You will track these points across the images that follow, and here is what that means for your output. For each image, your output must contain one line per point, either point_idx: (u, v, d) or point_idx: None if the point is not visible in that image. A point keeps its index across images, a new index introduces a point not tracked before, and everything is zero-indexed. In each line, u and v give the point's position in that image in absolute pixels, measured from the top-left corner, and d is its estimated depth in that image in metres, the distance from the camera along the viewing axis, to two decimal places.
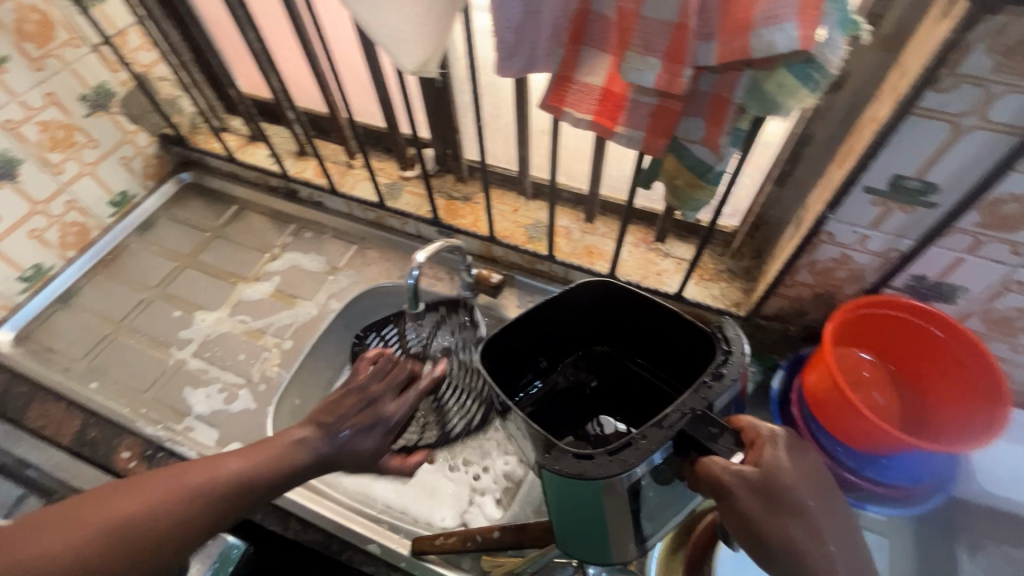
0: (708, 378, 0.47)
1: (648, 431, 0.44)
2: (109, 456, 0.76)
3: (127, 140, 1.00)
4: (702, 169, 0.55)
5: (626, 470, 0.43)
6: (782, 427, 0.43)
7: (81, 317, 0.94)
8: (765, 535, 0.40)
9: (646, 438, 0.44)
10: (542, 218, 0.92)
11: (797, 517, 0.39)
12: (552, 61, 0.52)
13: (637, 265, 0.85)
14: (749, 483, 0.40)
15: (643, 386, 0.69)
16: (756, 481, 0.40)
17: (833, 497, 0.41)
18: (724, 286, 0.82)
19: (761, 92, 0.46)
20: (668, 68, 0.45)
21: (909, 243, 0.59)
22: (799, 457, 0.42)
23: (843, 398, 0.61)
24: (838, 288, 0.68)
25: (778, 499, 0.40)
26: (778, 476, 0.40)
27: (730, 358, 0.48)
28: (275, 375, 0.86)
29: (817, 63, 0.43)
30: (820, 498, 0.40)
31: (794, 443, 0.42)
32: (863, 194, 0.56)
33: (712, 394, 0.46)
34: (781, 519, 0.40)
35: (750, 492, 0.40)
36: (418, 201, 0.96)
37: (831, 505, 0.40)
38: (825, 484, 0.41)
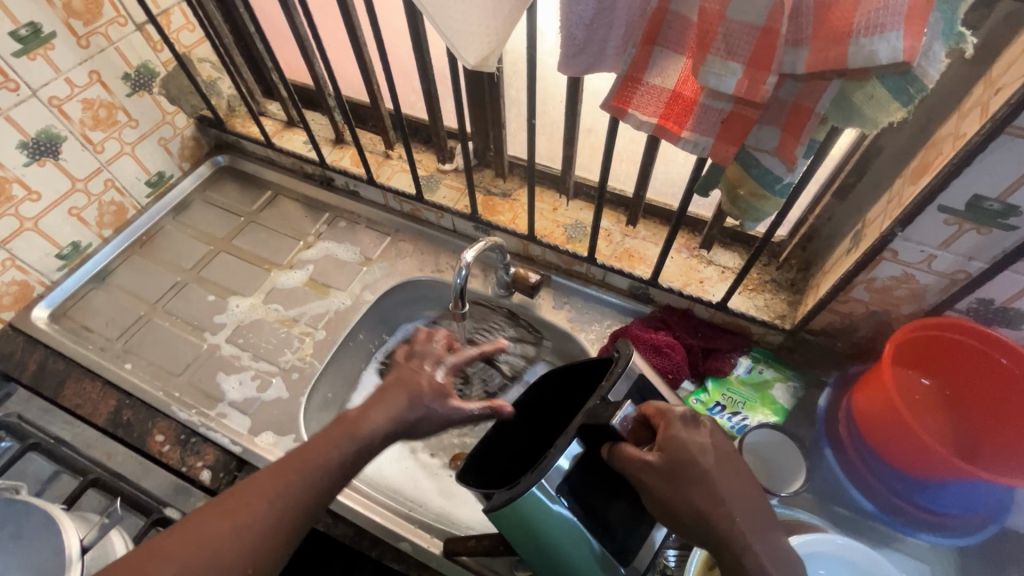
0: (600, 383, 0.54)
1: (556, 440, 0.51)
2: (143, 439, 0.77)
3: (165, 120, 1.00)
4: (770, 180, 0.53)
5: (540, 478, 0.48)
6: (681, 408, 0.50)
7: (116, 297, 0.94)
8: (676, 507, 0.46)
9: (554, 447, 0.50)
10: (582, 218, 0.90)
11: (699, 487, 0.46)
12: (622, 62, 0.51)
13: (679, 272, 0.84)
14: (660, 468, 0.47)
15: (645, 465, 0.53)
16: (664, 464, 0.47)
17: (731, 470, 0.48)
18: (769, 298, 0.80)
19: (847, 104, 0.44)
20: (751, 74, 0.43)
21: (978, 266, 0.56)
22: (696, 433, 0.49)
23: (897, 421, 0.59)
24: (895, 307, 0.65)
25: (684, 475, 0.47)
26: (680, 454, 0.47)
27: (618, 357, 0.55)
28: (307, 365, 0.85)
29: (914, 76, 0.40)
30: (718, 469, 0.47)
31: (688, 420, 0.49)
32: (936, 213, 0.54)
33: (604, 389, 0.52)
34: (686, 490, 0.46)
35: (663, 477, 0.47)
36: (456, 195, 0.95)
37: (731, 477, 0.48)
38: (722, 457, 0.48)
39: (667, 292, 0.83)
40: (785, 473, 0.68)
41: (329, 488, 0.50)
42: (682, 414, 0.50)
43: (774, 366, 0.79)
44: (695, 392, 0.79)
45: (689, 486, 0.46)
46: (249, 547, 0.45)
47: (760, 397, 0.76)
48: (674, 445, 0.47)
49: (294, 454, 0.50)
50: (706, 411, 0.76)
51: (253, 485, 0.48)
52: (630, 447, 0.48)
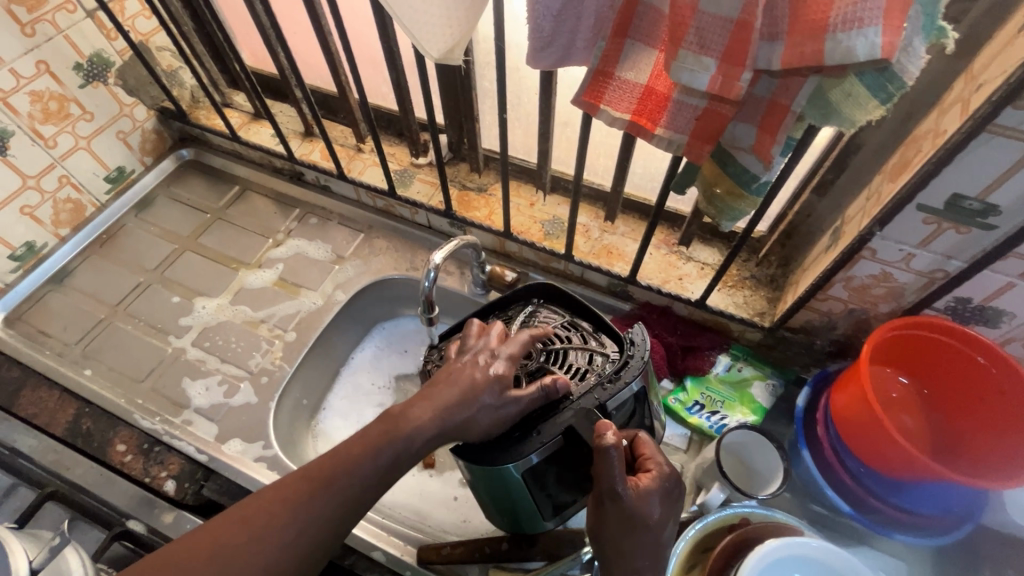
0: (605, 381, 0.54)
1: (544, 429, 0.51)
2: (104, 449, 0.74)
3: (124, 113, 0.95)
4: (746, 179, 0.51)
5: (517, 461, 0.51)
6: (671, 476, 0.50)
7: (75, 299, 0.90)
8: (606, 540, 0.47)
9: (539, 434, 0.51)
10: (560, 214, 0.88)
11: (634, 537, 0.46)
12: (593, 55, 0.48)
13: (657, 268, 0.82)
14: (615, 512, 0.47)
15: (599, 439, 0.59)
16: (626, 510, 0.46)
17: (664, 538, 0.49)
18: (748, 295, 0.79)
19: (824, 101, 0.42)
20: (725, 70, 0.41)
21: (957, 265, 0.55)
22: (663, 502, 0.49)
23: (875, 421, 0.59)
24: (873, 306, 0.64)
25: (627, 521, 0.46)
26: (644, 509, 0.46)
27: (630, 359, 0.56)
28: (277, 368, 0.82)
29: (892, 72, 0.38)
30: (656, 534, 0.47)
31: (668, 494, 0.49)
32: (915, 212, 0.53)
33: (605, 395, 0.53)
34: (620, 535, 0.46)
35: (619, 519, 0.46)
36: (430, 190, 0.92)
37: (660, 540, 0.48)
38: (666, 527, 0.49)
39: (646, 289, 0.82)
40: (765, 471, 0.68)
41: (357, 502, 0.45)
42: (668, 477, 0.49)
43: (754, 363, 0.78)
44: (674, 391, 0.78)
45: (634, 538, 0.47)
46: (264, 570, 0.41)
47: (738, 395, 0.76)
48: (648, 499, 0.47)
49: (326, 458, 0.45)
50: (684, 410, 0.76)
51: (277, 495, 0.43)
52: (617, 473, 0.45)
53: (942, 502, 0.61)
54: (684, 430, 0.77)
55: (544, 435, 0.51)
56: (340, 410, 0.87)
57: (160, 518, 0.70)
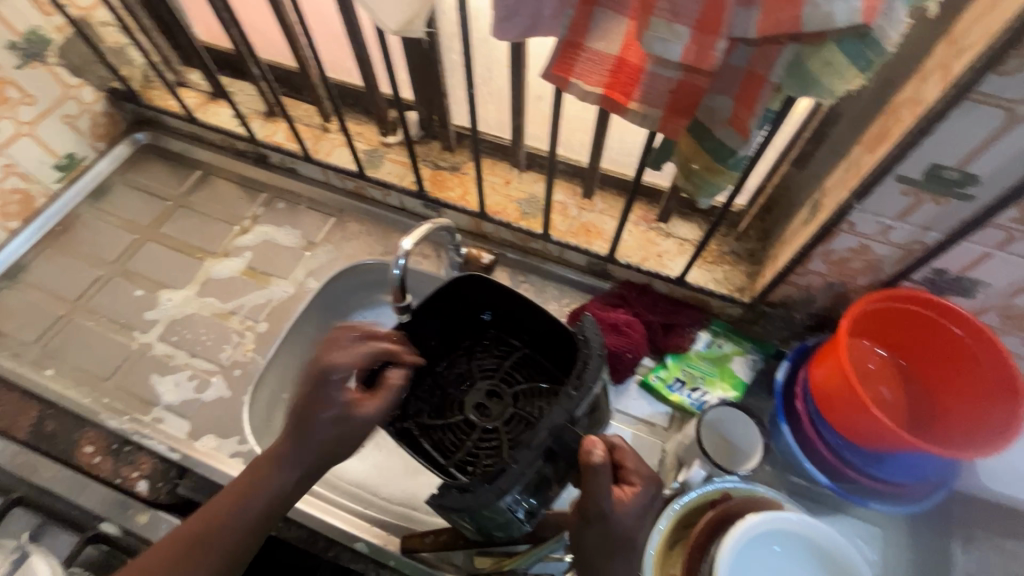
0: (570, 390, 0.52)
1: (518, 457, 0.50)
2: (71, 451, 0.71)
3: (68, 95, 0.89)
4: (723, 153, 0.49)
5: (501, 496, 0.49)
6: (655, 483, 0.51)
7: (30, 296, 0.86)
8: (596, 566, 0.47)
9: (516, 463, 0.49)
10: (536, 192, 0.85)
11: (623, 558, 0.47)
12: (561, 25, 0.45)
13: (636, 246, 0.81)
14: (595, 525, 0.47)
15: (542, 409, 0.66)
16: (613, 527, 0.46)
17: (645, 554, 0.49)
18: (728, 270, 0.78)
19: (803, 71, 0.40)
20: (698, 39, 0.39)
21: (935, 236, 0.55)
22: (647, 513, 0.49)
23: (853, 395, 0.58)
24: (851, 279, 0.64)
25: (620, 543, 0.47)
26: (629, 526, 0.47)
27: (589, 362, 0.54)
28: (249, 361, 0.79)
29: (873, 38, 0.36)
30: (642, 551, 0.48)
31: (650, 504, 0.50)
32: (895, 184, 0.51)
33: (571, 405, 0.51)
34: (606, 557, 0.47)
35: (601, 536, 0.46)
36: (401, 170, 0.89)
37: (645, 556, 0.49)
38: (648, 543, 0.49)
39: (626, 267, 0.81)
40: (747, 447, 0.68)
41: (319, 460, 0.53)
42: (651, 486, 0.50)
43: (734, 339, 0.78)
44: (655, 368, 0.78)
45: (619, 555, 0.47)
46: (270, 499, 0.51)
47: (719, 371, 0.76)
48: (633, 512, 0.48)
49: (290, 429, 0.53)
50: (665, 388, 0.76)
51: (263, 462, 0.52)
52: (603, 491, 0.46)
53: (899, 472, 0.63)
54: (665, 409, 0.77)
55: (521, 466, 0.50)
56: None
57: (134, 519, 0.67)
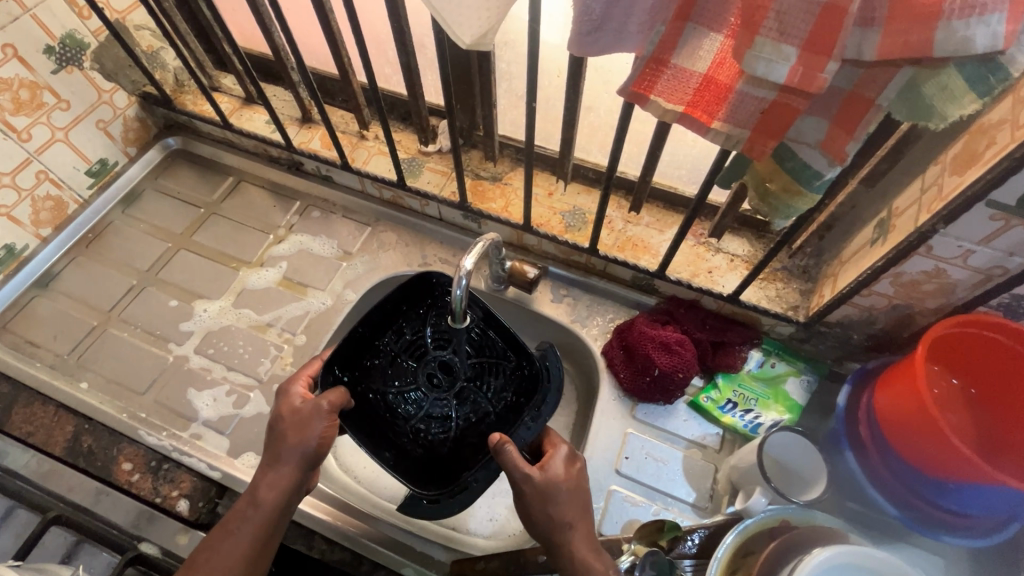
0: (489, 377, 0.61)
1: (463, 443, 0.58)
2: (109, 468, 0.70)
3: (102, 100, 0.87)
4: (807, 176, 0.47)
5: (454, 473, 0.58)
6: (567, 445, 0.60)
7: (63, 305, 0.84)
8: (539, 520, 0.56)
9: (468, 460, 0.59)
10: (580, 204, 0.83)
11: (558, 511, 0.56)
12: (648, 41, 0.43)
13: (686, 261, 0.79)
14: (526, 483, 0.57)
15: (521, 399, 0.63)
16: (541, 483, 0.56)
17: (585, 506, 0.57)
18: (781, 287, 0.76)
19: (917, 96, 0.38)
20: (807, 60, 0.37)
21: (1019, 262, 0.53)
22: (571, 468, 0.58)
23: (926, 424, 0.56)
24: (920, 301, 0.62)
25: (551, 496, 0.56)
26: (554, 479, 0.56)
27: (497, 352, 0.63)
28: (289, 375, 0.77)
29: (998, 63, 0.35)
30: (575, 506, 0.56)
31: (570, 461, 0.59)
32: (983, 209, 0.49)
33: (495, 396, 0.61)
34: (545, 509, 0.55)
35: (537, 495, 0.55)
36: (441, 180, 0.87)
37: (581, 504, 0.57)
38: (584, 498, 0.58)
39: (674, 284, 0.79)
40: (805, 474, 0.66)
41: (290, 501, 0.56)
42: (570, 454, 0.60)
43: (786, 358, 0.76)
44: (705, 389, 0.76)
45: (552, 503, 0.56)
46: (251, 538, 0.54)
47: (772, 393, 0.74)
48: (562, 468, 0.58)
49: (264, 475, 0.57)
50: (717, 409, 0.74)
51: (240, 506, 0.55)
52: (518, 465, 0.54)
53: (966, 504, 0.59)
54: (717, 430, 0.75)
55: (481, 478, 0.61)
56: None
57: (175, 539, 0.65)
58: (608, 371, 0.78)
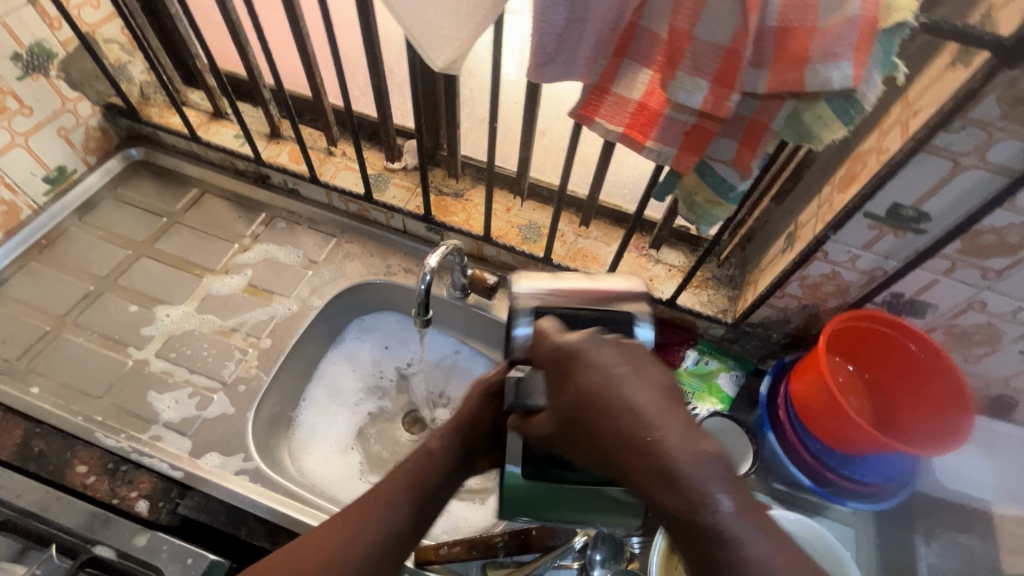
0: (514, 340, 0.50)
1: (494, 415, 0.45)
2: (60, 471, 0.69)
3: (66, 108, 0.88)
4: (724, 188, 0.57)
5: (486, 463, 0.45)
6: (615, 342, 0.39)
7: (13, 310, 0.82)
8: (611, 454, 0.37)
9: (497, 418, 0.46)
10: (536, 219, 0.91)
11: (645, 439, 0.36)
12: (593, 72, 0.52)
13: (630, 270, 0.87)
14: (564, 401, 0.39)
15: None
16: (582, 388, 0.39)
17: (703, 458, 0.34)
18: (712, 293, 0.86)
19: (798, 122, 0.48)
20: (716, 91, 0.46)
21: (894, 264, 0.64)
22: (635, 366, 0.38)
23: (831, 403, 0.66)
24: (823, 301, 0.73)
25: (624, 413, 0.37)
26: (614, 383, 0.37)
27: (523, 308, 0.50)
28: (253, 377, 0.79)
29: (855, 100, 0.44)
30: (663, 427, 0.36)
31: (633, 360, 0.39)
32: (863, 219, 0.60)
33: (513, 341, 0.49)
34: (630, 442, 0.36)
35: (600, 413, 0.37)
36: (406, 194, 0.92)
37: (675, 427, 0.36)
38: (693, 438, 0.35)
39: None
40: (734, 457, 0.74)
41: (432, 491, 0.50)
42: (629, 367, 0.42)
43: (719, 357, 0.85)
44: None
45: (627, 444, 0.37)
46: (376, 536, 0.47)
47: (707, 387, 0.82)
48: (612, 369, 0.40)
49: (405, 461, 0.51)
50: None
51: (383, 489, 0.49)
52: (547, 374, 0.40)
53: (871, 474, 0.70)
54: None
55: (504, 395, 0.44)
56: (320, 409, 0.87)
57: (132, 540, 0.65)
58: None
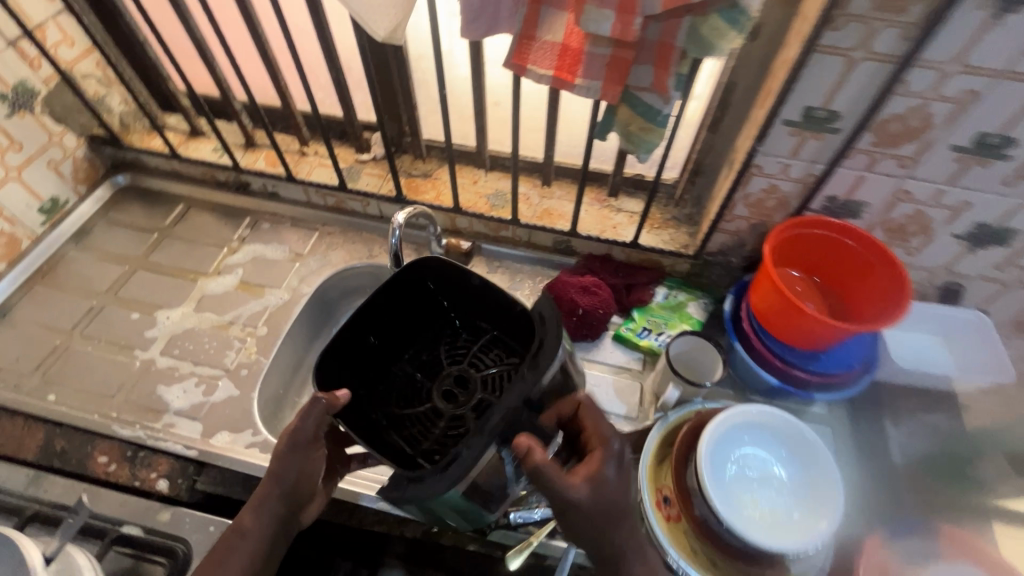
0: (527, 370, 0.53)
1: (471, 442, 0.51)
2: (83, 463, 0.73)
3: (53, 142, 0.94)
4: (652, 113, 0.62)
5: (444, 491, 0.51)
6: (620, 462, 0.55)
7: (23, 330, 0.87)
8: (581, 529, 0.52)
9: (469, 449, 0.51)
10: (502, 187, 0.97)
11: (617, 528, 0.52)
12: (516, 21, 0.58)
13: (594, 221, 0.93)
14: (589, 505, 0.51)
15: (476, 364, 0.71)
16: (585, 505, 0.50)
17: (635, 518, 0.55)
18: (672, 232, 0.91)
19: (699, 37, 0.54)
20: (622, 18, 0.52)
21: (821, 168, 0.70)
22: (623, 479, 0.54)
23: (785, 301, 0.70)
24: (769, 217, 0.78)
25: (603, 515, 0.51)
26: (606, 495, 0.52)
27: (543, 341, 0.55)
28: (254, 361, 0.84)
29: (741, 7, 0.51)
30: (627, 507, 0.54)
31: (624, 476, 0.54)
32: (783, 127, 0.66)
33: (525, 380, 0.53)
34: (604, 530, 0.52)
35: (589, 517, 0.51)
36: (378, 181, 0.99)
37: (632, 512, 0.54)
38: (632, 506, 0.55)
39: (587, 240, 0.93)
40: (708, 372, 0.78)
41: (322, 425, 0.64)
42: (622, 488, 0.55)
43: (685, 289, 0.91)
44: (624, 322, 0.89)
45: (614, 529, 0.52)
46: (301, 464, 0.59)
47: (678, 316, 0.88)
48: (604, 487, 0.52)
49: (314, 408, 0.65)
50: (635, 335, 0.86)
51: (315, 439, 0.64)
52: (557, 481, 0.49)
53: (834, 364, 0.75)
54: (638, 354, 0.87)
55: (472, 445, 0.51)
56: None
57: (157, 516, 0.69)
58: None
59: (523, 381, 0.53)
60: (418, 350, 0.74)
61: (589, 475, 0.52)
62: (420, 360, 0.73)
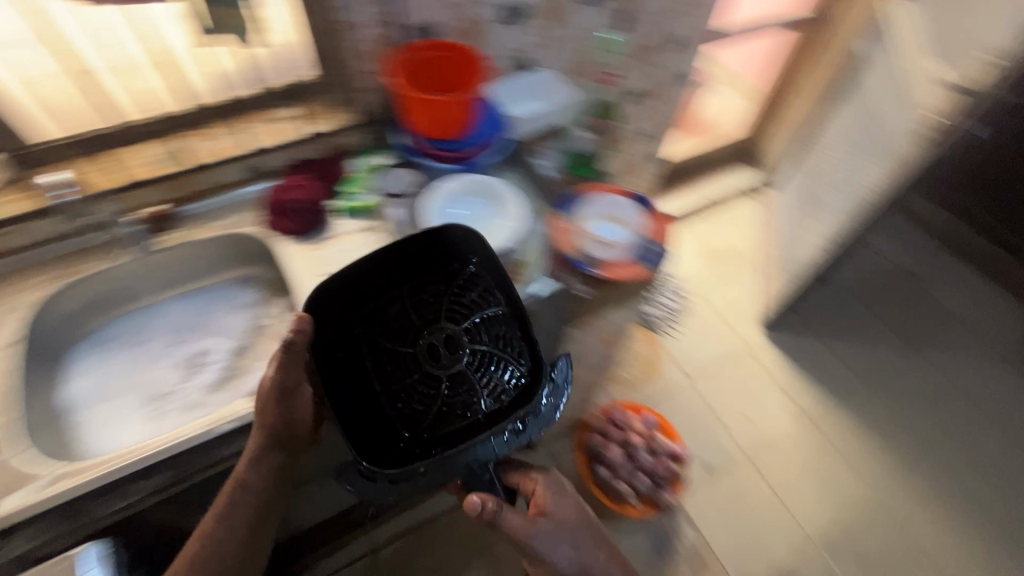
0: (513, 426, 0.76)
1: (428, 470, 0.74)
2: None
3: None
4: None
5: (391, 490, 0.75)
6: (547, 490, 0.91)
7: None
8: (544, 547, 0.85)
9: (424, 473, 0.74)
10: (164, 148, 0.98)
11: (568, 538, 0.88)
12: None
13: (267, 135, 1.02)
14: (550, 530, 0.86)
15: (458, 345, 0.82)
16: (544, 529, 0.85)
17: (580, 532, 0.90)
18: (337, 113, 1.06)
19: None
20: None
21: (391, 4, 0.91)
22: (554, 498, 0.91)
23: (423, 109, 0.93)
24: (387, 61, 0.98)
25: (554, 534, 0.86)
26: (550, 517, 0.87)
27: (526, 421, 0.77)
28: None
29: None
30: (572, 526, 0.89)
31: (554, 498, 0.91)
32: None
33: (500, 433, 0.76)
34: (560, 541, 0.87)
35: (546, 534, 0.85)
36: (19, 202, 0.89)
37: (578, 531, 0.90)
38: (573, 522, 0.91)
39: (269, 152, 1.01)
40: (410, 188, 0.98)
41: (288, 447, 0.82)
42: (559, 546, 0.85)
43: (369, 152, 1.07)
44: (340, 198, 1.01)
45: (566, 539, 0.87)
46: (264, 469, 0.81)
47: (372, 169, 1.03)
48: (551, 515, 0.88)
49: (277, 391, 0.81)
50: (353, 201, 1.00)
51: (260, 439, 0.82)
52: (519, 524, 0.82)
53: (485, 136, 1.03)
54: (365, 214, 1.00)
55: (430, 473, 0.74)
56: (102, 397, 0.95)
57: None
58: (281, 234, 0.99)
59: (539, 419, 0.79)
60: (397, 295, 0.86)
61: (531, 524, 0.83)
62: (415, 310, 0.85)
